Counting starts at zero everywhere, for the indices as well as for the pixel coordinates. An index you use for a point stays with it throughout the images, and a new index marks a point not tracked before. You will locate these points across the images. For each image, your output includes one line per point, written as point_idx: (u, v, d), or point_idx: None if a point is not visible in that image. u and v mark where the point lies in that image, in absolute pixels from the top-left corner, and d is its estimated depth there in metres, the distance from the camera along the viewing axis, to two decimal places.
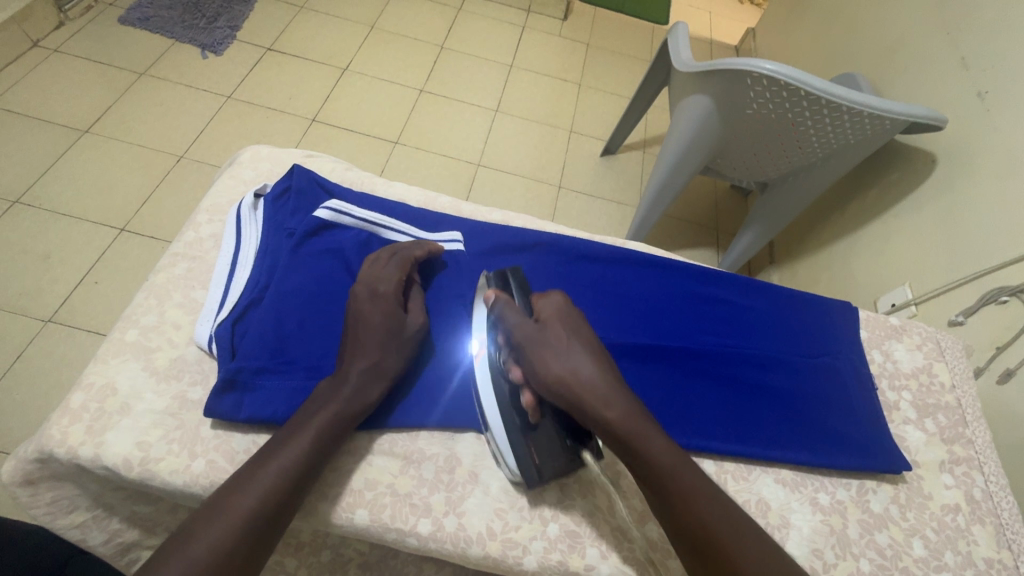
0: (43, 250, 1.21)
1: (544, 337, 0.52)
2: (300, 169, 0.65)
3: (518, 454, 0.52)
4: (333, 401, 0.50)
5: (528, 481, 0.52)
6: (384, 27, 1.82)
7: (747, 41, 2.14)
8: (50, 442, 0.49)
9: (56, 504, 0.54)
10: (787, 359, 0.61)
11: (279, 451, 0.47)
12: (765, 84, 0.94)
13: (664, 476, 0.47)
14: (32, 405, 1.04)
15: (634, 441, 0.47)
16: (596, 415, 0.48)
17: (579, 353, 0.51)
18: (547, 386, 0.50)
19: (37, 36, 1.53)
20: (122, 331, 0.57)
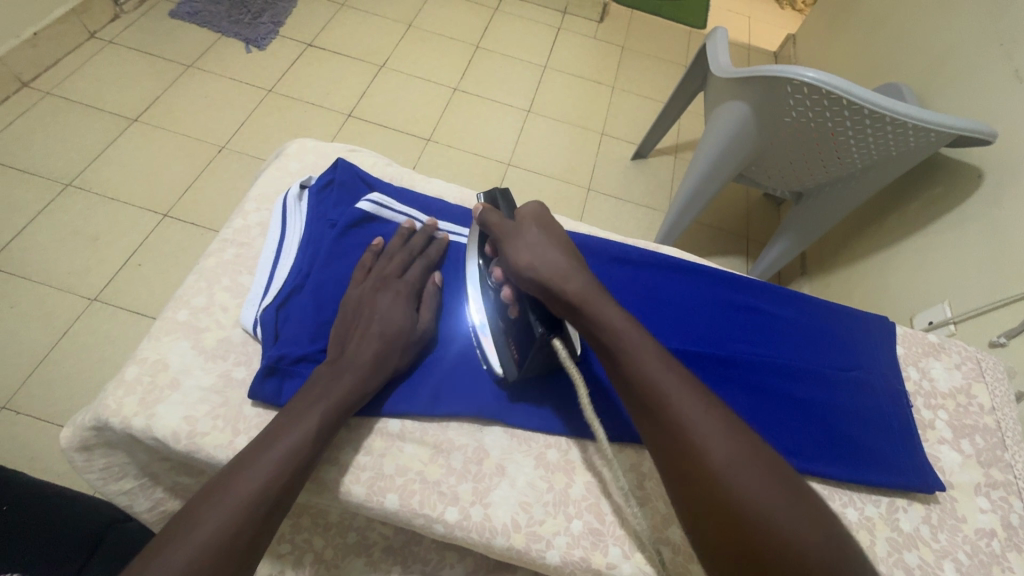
0: (92, 232, 1.27)
1: (519, 234, 0.57)
2: (346, 163, 0.68)
3: (500, 348, 0.59)
4: (336, 388, 0.52)
5: (509, 374, 0.58)
6: (422, 26, 1.85)
7: (787, 48, 2.10)
8: (107, 411, 0.52)
9: (108, 470, 0.58)
10: (818, 372, 0.60)
11: (282, 435, 0.48)
12: (806, 91, 0.93)
13: (616, 341, 0.48)
14: (76, 379, 1.10)
15: (584, 308, 0.50)
16: (554, 292, 0.52)
17: (545, 244, 0.55)
18: (516, 273, 0.54)
19: (94, 28, 1.60)
20: (174, 310, 0.60)
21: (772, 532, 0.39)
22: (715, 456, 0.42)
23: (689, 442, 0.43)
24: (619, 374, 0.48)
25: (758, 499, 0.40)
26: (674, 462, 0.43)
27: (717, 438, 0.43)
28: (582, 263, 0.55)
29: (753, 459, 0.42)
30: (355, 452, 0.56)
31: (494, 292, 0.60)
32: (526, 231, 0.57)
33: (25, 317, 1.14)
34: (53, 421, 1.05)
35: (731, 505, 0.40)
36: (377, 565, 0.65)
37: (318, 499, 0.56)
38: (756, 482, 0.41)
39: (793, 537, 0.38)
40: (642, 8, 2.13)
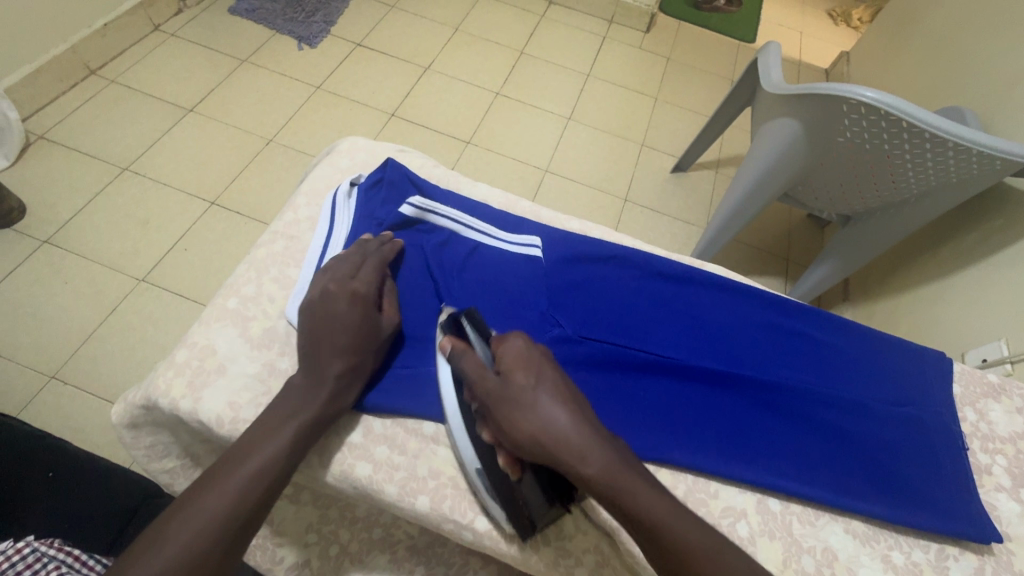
0: (144, 216, 1.33)
1: (508, 391, 0.48)
2: (395, 162, 0.68)
3: (513, 516, 0.51)
4: (308, 406, 0.51)
5: (523, 535, 0.52)
6: (468, 30, 1.88)
7: (839, 65, 2.04)
8: (157, 392, 0.54)
9: (153, 448, 0.60)
10: (867, 406, 0.57)
11: (251, 454, 0.47)
12: (862, 111, 0.90)
13: (663, 536, 0.44)
14: (121, 354, 1.14)
15: (620, 496, 0.44)
16: (578, 475, 0.45)
17: (547, 400, 0.47)
18: (522, 446, 0.46)
19: (159, 21, 1.68)
20: (225, 298, 0.61)
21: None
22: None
23: None
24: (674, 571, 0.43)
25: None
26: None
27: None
28: (591, 418, 0.49)
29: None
30: (389, 450, 0.56)
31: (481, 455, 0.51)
32: (521, 386, 0.48)
33: (78, 293, 1.20)
34: (97, 394, 1.09)
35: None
36: (401, 564, 0.63)
37: (346, 493, 0.56)
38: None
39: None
40: (690, 20, 2.10)
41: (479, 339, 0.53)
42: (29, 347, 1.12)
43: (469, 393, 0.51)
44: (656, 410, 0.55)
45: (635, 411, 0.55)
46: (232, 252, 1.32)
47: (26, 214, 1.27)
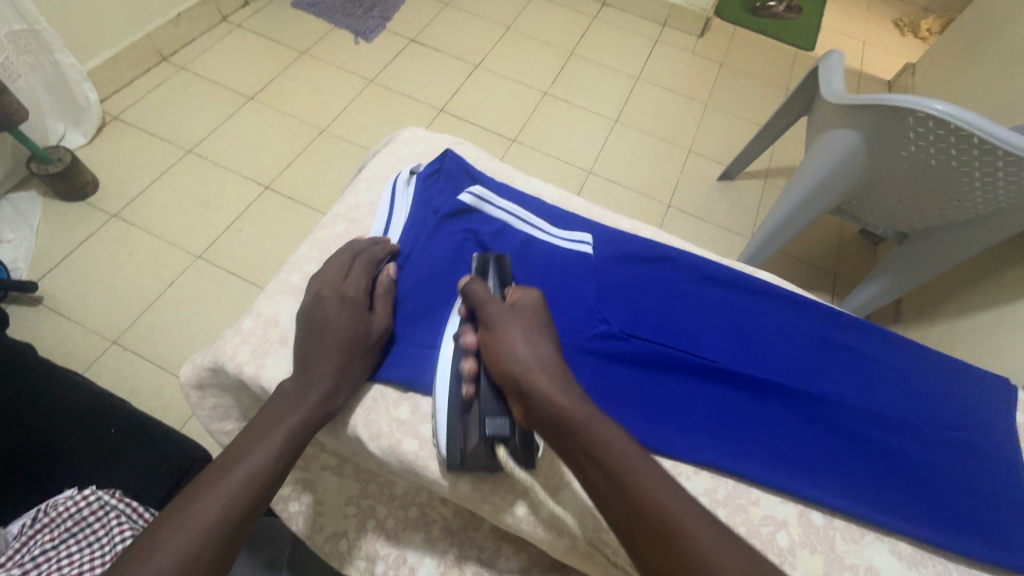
0: (204, 196, 1.40)
1: (508, 320, 0.53)
2: (454, 155, 0.70)
3: (454, 431, 0.53)
4: (299, 409, 0.52)
5: (452, 460, 0.53)
6: (519, 29, 1.89)
7: (904, 77, 1.95)
8: (225, 356, 0.58)
9: (215, 410, 0.64)
10: (921, 427, 0.55)
11: (245, 456, 0.48)
12: (931, 125, 0.86)
13: (577, 432, 0.46)
14: (175, 325, 1.21)
15: (548, 399, 0.48)
16: (515, 377, 0.49)
17: (540, 338, 0.52)
18: (502, 365, 0.51)
19: (227, 12, 1.76)
20: (288, 274, 0.64)
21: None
22: (701, 556, 0.40)
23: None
24: (584, 465, 0.45)
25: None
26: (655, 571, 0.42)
27: (703, 532, 0.42)
28: (551, 350, 0.52)
29: (742, 563, 0.41)
30: (434, 429, 0.57)
31: (453, 359, 0.55)
32: (519, 322, 0.53)
33: (141, 265, 1.28)
34: (152, 361, 1.16)
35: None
36: (435, 544, 0.64)
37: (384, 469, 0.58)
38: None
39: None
40: (746, 25, 2.06)
41: (495, 270, 0.59)
42: (94, 313, 1.20)
43: (469, 312, 0.57)
44: (700, 412, 0.55)
45: (678, 412, 0.54)
46: (282, 236, 1.37)
47: (98, 189, 1.36)
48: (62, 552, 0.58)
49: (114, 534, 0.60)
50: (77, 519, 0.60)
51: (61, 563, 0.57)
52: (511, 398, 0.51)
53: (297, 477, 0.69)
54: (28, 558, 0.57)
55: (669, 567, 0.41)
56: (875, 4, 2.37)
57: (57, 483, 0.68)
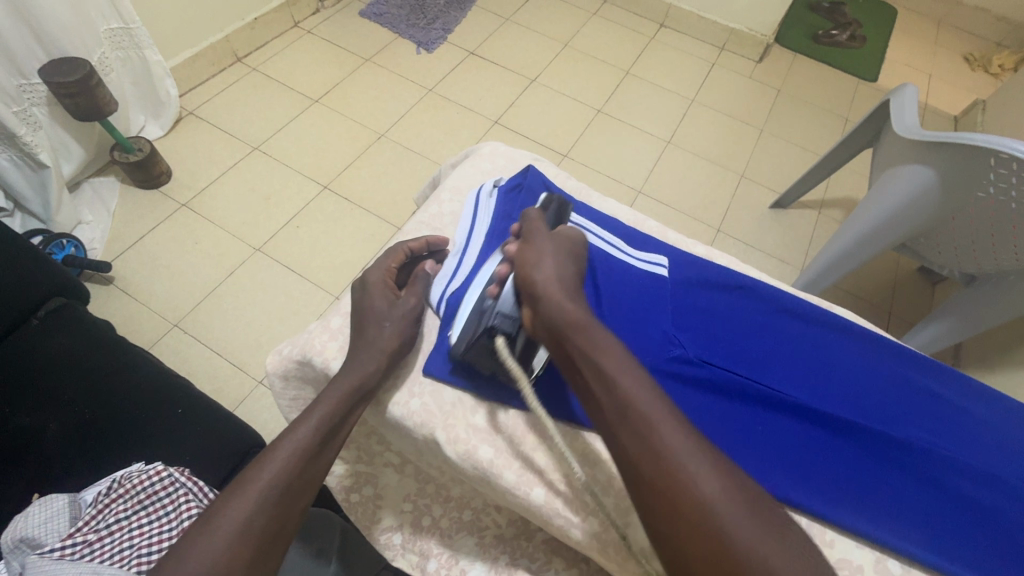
0: (266, 192, 1.46)
1: (546, 242, 0.56)
2: (536, 172, 0.72)
3: (466, 318, 0.55)
4: (341, 382, 0.52)
5: (455, 347, 0.55)
6: (576, 46, 1.92)
7: (973, 113, 1.88)
8: (313, 351, 0.58)
9: (295, 401, 0.65)
10: (1010, 482, 0.53)
11: (296, 427, 0.49)
12: (1013, 167, 0.84)
13: (575, 332, 0.48)
14: (232, 313, 1.26)
15: (558, 304, 0.50)
16: (535, 280, 0.52)
17: (563, 265, 0.55)
18: (524, 272, 0.54)
19: (299, 18, 1.85)
20: None
21: (727, 537, 0.38)
22: (670, 451, 0.41)
23: (675, 471, 0.40)
24: (580, 365, 0.47)
25: (721, 504, 0.39)
26: (625, 462, 0.42)
27: (674, 429, 0.42)
28: (574, 273, 0.55)
29: (709, 463, 0.41)
30: (508, 439, 0.56)
31: (495, 264, 0.59)
32: (550, 246, 0.56)
33: (205, 252, 1.34)
34: (209, 345, 1.21)
35: (682, 516, 0.39)
36: (486, 549, 0.65)
37: (446, 470, 0.59)
38: (714, 481, 0.40)
39: (737, 533, 0.38)
40: (807, 53, 2.03)
41: (554, 210, 0.64)
42: (159, 295, 1.26)
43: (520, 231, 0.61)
44: (778, 445, 0.54)
45: (754, 442, 0.54)
46: (337, 235, 1.41)
47: (170, 178, 1.44)
48: (133, 522, 0.59)
49: (181, 510, 0.61)
50: (148, 493, 0.61)
51: (132, 532, 0.58)
52: (526, 298, 0.53)
53: (359, 468, 0.71)
54: (103, 525, 0.58)
55: (637, 459, 0.41)
56: (943, 37, 2.31)
57: (124, 457, 0.71)
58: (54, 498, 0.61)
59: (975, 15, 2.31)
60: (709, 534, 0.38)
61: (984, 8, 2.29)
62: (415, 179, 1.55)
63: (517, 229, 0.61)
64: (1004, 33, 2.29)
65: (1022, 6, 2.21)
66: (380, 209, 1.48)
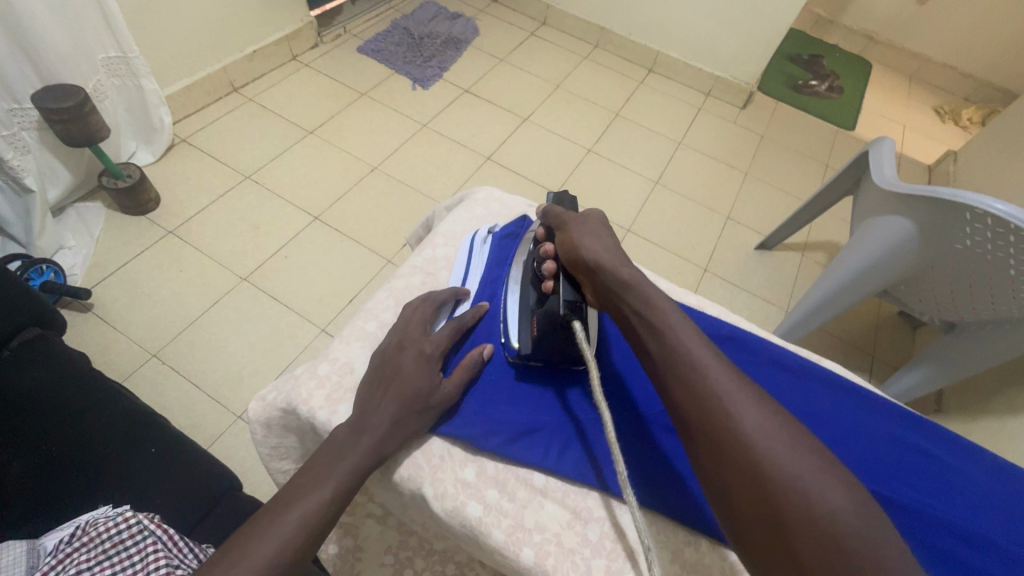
0: (256, 221, 1.45)
1: (581, 223, 0.58)
2: (532, 221, 0.73)
3: (524, 321, 0.60)
4: (352, 453, 0.48)
5: (523, 349, 0.59)
6: (568, 88, 1.98)
7: (945, 163, 1.97)
8: (299, 399, 0.56)
9: (276, 450, 0.63)
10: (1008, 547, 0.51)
11: (292, 503, 0.44)
12: (988, 223, 0.87)
13: (629, 291, 0.48)
14: (214, 344, 1.23)
15: (608, 264, 0.51)
16: (580, 254, 0.53)
17: (604, 236, 0.55)
18: (571, 254, 0.55)
19: (297, 52, 1.89)
20: (365, 320, 0.63)
21: (776, 477, 0.35)
22: (712, 391, 0.39)
23: (720, 411, 0.38)
24: (630, 317, 0.46)
25: (761, 438, 0.37)
26: (676, 404, 0.41)
27: (720, 374, 0.40)
28: (616, 240, 0.56)
29: (765, 411, 0.39)
30: (499, 495, 0.54)
31: (535, 264, 0.62)
32: (586, 224, 0.57)
33: (188, 281, 1.32)
34: (187, 377, 1.18)
35: (730, 454, 0.37)
36: None
37: (433, 526, 0.58)
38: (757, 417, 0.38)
39: (790, 465, 0.36)
40: (789, 101, 2.12)
41: (568, 205, 0.66)
42: (138, 324, 1.23)
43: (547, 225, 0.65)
44: None
45: None
46: (326, 267, 1.41)
47: (159, 205, 1.43)
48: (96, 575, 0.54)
49: (148, 561, 0.56)
50: (114, 542, 0.57)
51: None
52: (579, 274, 0.54)
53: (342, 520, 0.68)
54: None
55: (686, 399, 0.40)
56: (915, 91, 2.43)
57: (92, 501, 0.67)
58: (13, 545, 0.57)
59: (945, 71, 2.44)
60: (760, 474, 0.36)
61: (953, 65, 2.42)
62: (407, 213, 1.55)
63: (543, 230, 0.64)
64: (971, 88, 2.42)
65: (986, 65, 2.36)
66: (371, 241, 1.48)
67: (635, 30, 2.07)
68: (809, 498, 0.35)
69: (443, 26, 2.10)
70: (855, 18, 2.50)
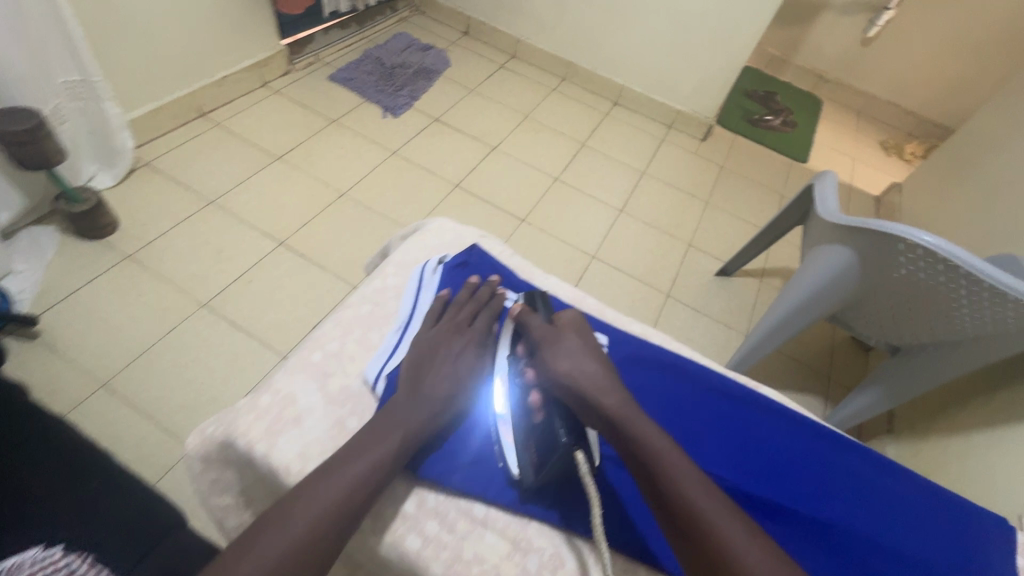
0: (218, 246, 1.43)
1: (563, 345, 0.58)
2: (482, 252, 0.76)
3: (519, 448, 0.56)
4: (340, 480, 0.47)
5: (525, 479, 0.55)
6: (536, 118, 2.04)
7: (891, 194, 2.09)
8: (236, 432, 0.55)
9: (214, 486, 0.62)
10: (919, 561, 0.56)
11: (257, 544, 0.42)
12: (919, 253, 0.93)
13: (622, 428, 0.50)
14: (169, 373, 1.19)
15: (592, 392, 0.53)
16: (562, 379, 0.54)
17: (586, 355, 0.56)
18: (558, 383, 0.55)
19: (268, 79, 1.90)
20: (309, 350, 0.63)
21: None
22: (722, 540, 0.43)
23: (726, 562, 0.42)
24: (630, 459, 0.49)
25: None
26: (655, 507, 0.48)
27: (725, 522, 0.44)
28: (597, 355, 0.57)
29: (731, 514, 0.45)
30: (438, 527, 0.55)
31: (521, 385, 0.59)
32: (567, 341, 0.58)
33: (145, 307, 1.28)
34: (139, 407, 1.13)
35: None
36: None
37: (375, 559, 0.57)
38: (755, 557, 0.42)
39: (763, 572, 0.42)
40: (746, 134, 2.23)
41: (540, 304, 0.65)
42: (88, 352, 1.18)
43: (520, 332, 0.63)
44: None
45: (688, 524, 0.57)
46: (290, 292, 1.39)
47: (118, 229, 1.39)
48: None
49: None
50: None
51: None
52: (568, 401, 0.55)
53: None
54: None
55: (663, 505, 0.46)
56: (862, 126, 2.59)
57: None
58: None
59: (888, 108, 2.61)
60: None
61: (896, 103, 2.60)
62: (373, 238, 1.56)
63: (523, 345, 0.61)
64: (913, 125, 2.60)
65: (925, 104, 2.53)
66: (337, 267, 1.47)
67: (600, 65, 2.15)
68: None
69: (415, 57, 2.16)
70: (806, 58, 2.66)
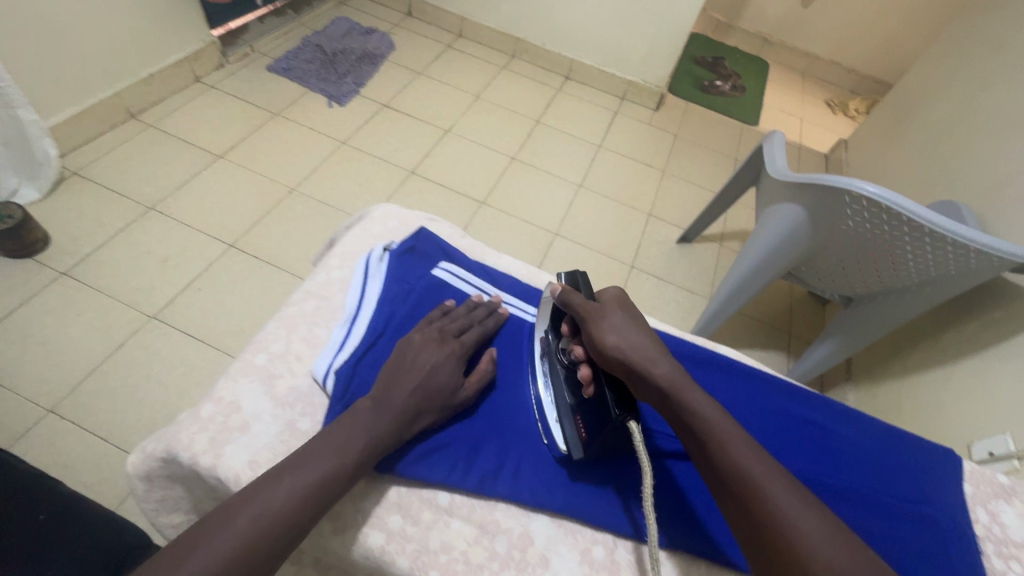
0: (163, 254, 1.36)
1: (610, 318, 0.59)
2: (429, 235, 0.74)
3: (561, 424, 0.60)
4: (292, 483, 0.45)
5: (572, 451, 0.58)
6: (487, 98, 2.00)
7: (838, 151, 2.15)
8: (178, 445, 0.52)
9: (163, 503, 0.60)
10: (877, 499, 0.59)
11: (192, 554, 0.40)
12: (864, 204, 0.95)
13: (671, 398, 0.51)
14: (121, 391, 1.13)
15: (641, 362, 0.54)
16: (610, 350, 0.56)
17: (633, 328, 0.58)
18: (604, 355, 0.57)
19: (201, 73, 1.80)
20: (253, 354, 0.60)
21: None
22: (778, 509, 0.43)
23: (781, 529, 0.42)
24: (682, 434, 0.50)
25: (822, 548, 0.40)
26: (711, 482, 0.47)
27: (791, 505, 0.43)
28: (648, 336, 0.58)
29: (774, 473, 0.45)
30: (403, 520, 0.54)
31: (563, 366, 0.63)
32: (608, 313, 0.60)
33: (88, 325, 1.21)
34: (92, 430, 1.08)
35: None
36: None
37: (347, 560, 0.56)
38: (811, 524, 0.42)
39: (807, 531, 0.42)
40: (697, 101, 2.25)
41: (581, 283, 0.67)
42: (28, 379, 1.11)
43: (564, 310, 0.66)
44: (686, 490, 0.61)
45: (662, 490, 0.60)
46: (244, 295, 1.34)
47: (48, 245, 1.30)
48: None
49: None
50: None
51: None
52: (617, 373, 0.56)
53: None
54: None
55: (717, 479, 0.46)
56: (808, 87, 2.65)
57: None
58: None
59: (832, 67, 2.67)
60: None
61: (838, 62, 2.66)
62: (329, 233, 1.51)
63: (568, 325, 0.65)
64: (855, 82, 2.68)
65: (866, 60, 2.61)
66: (292, 265, 1.42)
67: (548, 39, 2.12)
68: (812, 553, 0.40)
69: (357, 42, 2.07)
70: (750, 21, 2.69)
